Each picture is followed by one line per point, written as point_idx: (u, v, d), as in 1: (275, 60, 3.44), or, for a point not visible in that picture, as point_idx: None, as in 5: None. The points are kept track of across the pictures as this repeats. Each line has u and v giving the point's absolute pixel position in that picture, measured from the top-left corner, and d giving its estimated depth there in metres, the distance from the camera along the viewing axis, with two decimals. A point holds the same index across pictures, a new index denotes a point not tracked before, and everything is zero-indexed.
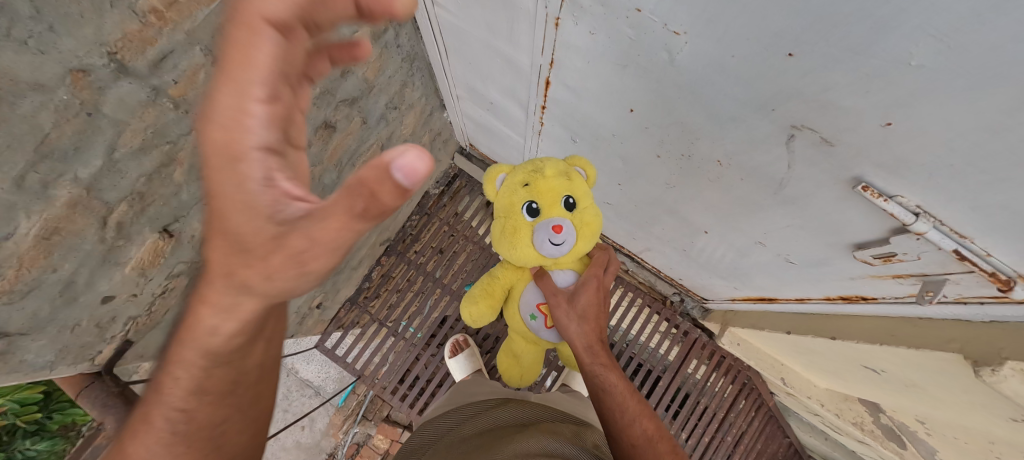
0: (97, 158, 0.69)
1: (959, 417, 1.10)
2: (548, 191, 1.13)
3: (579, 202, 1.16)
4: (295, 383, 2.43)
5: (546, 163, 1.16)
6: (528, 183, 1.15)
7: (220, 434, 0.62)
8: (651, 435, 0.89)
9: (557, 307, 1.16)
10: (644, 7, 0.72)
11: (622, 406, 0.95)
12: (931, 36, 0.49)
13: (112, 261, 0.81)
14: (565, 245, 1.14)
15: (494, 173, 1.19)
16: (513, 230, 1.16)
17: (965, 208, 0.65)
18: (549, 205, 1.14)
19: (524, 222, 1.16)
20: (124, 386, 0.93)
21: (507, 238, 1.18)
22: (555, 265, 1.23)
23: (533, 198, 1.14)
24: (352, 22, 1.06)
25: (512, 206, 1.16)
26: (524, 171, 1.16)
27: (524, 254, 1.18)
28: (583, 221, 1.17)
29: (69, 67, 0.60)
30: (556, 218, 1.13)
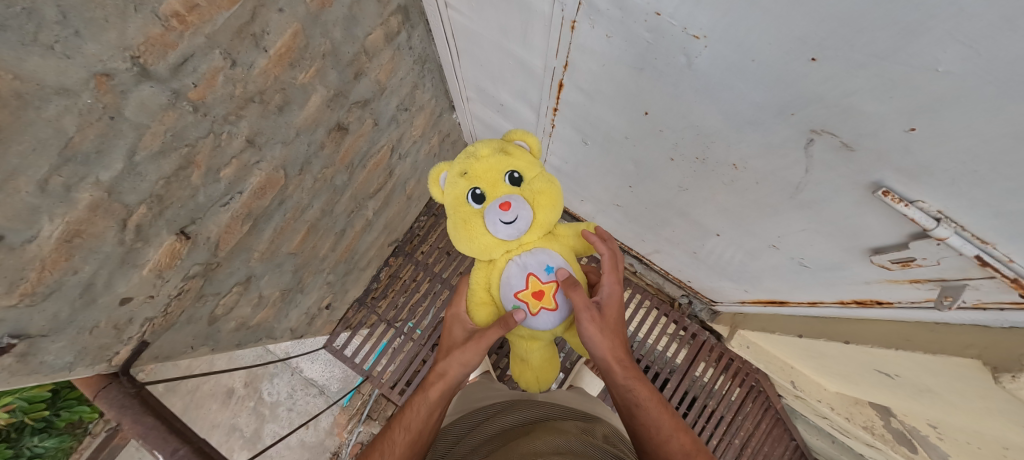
0: (118, 161, 0.69)
1: (975, 423, 1.09)
2: (485, 170, 0.98)
3: (527, 175, 1.01)
4: (301, 382, 2.57)
5: (477, 145, 1.02)
6: (465, 171, 1.00)
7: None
8: (690, 452, 0.85)
9: (587, 321, 0.95)
10: (663, 11, 0.72)
11: (659, 423, 0.88)
12: (960, 42, 0.49)
13: (130, 263, 0.81)
14: (521, 221, 0.97)
15: (434, 173, 1.05)
16: (462, 224, 1.00)
17: (988, 214, 0.64)
18: (491, 185, 0.98)
19: (473, 211, 0.99)
20: (141, 387, 0.87)
21: (460, 235, 1.01)
22: (522, 248, 1.05)
23: (474, 185, 0.99)
24: (366, 25, 1.06)
25: (454, 200, 1.01)
26: (458, 160, 1.01)
27: (484, 245, 1.01)
28: (535, 190, 1.00)
29: (93, 71, 0.60)
30: (500, 196, 0.97)
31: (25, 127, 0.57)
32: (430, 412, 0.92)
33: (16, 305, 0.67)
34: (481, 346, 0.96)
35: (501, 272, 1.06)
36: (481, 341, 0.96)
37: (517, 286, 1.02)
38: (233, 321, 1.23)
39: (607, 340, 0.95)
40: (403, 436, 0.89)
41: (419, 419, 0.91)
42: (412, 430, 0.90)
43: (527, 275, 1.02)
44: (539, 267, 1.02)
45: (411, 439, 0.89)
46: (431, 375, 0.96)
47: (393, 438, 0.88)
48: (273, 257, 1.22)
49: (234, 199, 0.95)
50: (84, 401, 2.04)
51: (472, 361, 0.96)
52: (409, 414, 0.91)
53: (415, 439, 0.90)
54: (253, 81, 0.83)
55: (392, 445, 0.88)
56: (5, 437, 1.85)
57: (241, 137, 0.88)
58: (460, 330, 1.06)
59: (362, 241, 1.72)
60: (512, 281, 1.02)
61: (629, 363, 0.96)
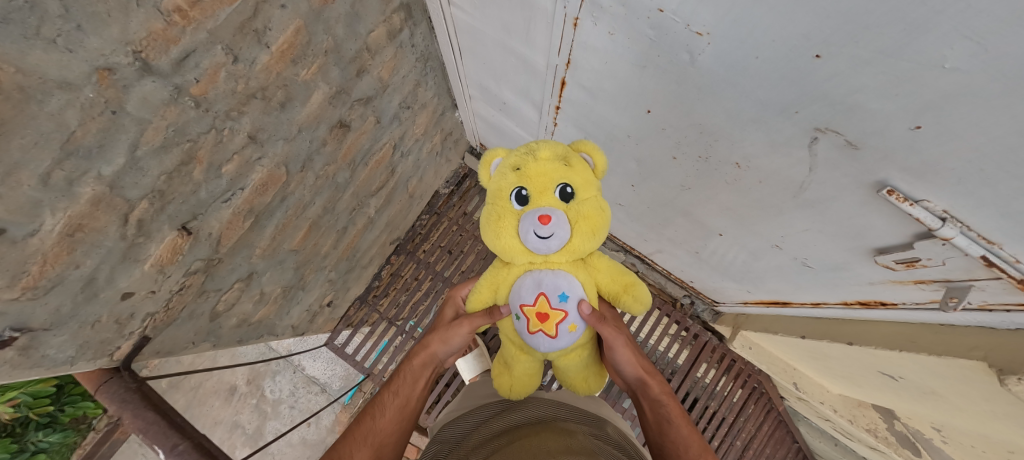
0: (120, 156, 0.69)
1: (980, 426, 1.08)
2: (538, 174, 0.89)
3: (579, 193, 0.91)
4: (303, 379, 2.59)
5: (540, 146, 0.93)
6: (519, 167, 0.91)
7: (384, 434, 0.89)
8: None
9: (619, 346, 0.96)
10: (666, 8, 0.72)
11: (688, 441, 0.90)
12: (967, 37, 0.48)
13: (132, 258, 0.81)
14: (556, 240, 0.87)
15: (488, 157, 0.98)
16: (493, 217, 0.93)
17: (994, 214, 0.63)
18: (539, 191, 0.89)
19: (510, 210, 0.91)
20: (141, 382, 0.88)
21: (489, 227, 0.93)
22: (546, 265, 0.95)
23: (521, 184, 0.91)
24: (369, 22, 1.06)
25: (496, 192, 0.93)
26: (516, 154, 0.94)
27: (509, 247, 0.93)
28: (581, 214, 0.90)
29: (95, 65, 0.61)
30: (543, 207, 0.88)
31: (27, 121, 0.57)
32: (417, 380, 0.97)
33: (18, 299, 0.67)
34: (466, 329, 0.99)
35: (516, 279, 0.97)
36: (467, 324, 1.00)
37: (526, 299, 0.93)
38: (235, 317, 1.23)
39: (636, 360, 0.98)
40: (392, 401, 0.93)
41: (407, 385, 0.95)
42: (400, 395, 0.94)
43: (539, 292, 0.92)
44: (554, 288, 0.92)
45: (400, 403, 0.93)
46: (416, 346, 1.01)
47: (382, 402, 0.92)
48: (275, 254, 1.23)
49: (236, 195, 0.95)
50: (87, 397, 2.06)
51: (457, 339, 1.00)
52: (397, 381, 0.95)
53: (404, 404, 0.93)
54: (254, 77, 0.83)
55: (383, 408, 0.91)
56: (9, 432, 1.87)
57: (243, 133, 0.88)
58: (450, 308, 1.08)
59: (364, 239, 1.72)
60: (522, 292, 0.93)
61: (658, 381, 0.98)
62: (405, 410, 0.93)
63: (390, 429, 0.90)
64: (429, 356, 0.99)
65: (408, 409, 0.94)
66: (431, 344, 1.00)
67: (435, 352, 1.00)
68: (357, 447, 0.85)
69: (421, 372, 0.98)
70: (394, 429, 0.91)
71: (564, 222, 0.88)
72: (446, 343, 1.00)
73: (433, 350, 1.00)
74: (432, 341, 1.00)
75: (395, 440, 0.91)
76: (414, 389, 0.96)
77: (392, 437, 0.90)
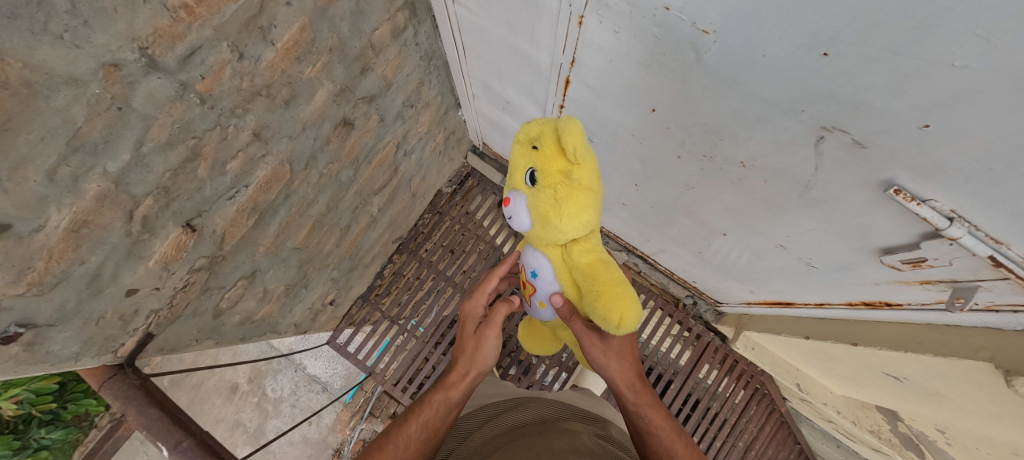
0: (125, 152, 0.69)
1: (986, 428, 1.08)
2: (515, 158, 0.93)
3: (541, 180, 0.88)
4: (304, 378, 2.58)
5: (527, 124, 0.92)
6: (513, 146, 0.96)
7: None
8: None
9: (588, 344, 0.97)
10: (672, 6, 0.72)
11: (672, 452, 0.90)
12: (978, 35, 0.48)
13: (137, 254, 0.82)
14: (516, 222, 0.95)
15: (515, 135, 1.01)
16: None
17: (1002, 213, 0.63)
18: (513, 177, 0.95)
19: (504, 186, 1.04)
20: (146, 378, 0.88)
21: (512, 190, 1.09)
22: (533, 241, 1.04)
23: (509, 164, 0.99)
24: (373, 20, 1.06)
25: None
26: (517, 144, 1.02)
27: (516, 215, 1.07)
28: (540, 206, 0.88)
29: (102, 61, 0.61)
30: (511, 190, 0.95)
31: (34, 116, 0.57)
32: (448, 409, 0.94)
33: (24, 295, 0.67)
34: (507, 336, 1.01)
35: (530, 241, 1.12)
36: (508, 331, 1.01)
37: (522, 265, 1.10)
38: (238, 314, 1.23)
39: (613, 364, 0.95)
40: (419, 432, 0.90)
41: (438, 417, 0.93)
42: (430, 427, 0.91)
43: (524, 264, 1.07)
44: (528, 264, 1.04)
45: (428, 436, 0.91)
46: (452, 375, 0.97)
47: (409, 433, 0.89)
48: (278, 251, 1.23)
49: (240, 193, 0.95)
50: (89, 394, 2.06)
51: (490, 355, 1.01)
52: (427, 411, 0.93)
53: (431, 437, 0.91)
54: (259, 75, 0.83)
55: (409, 439, 0.88)
56: (11, 429, 1.87)
57: (248, 130, 0.88)
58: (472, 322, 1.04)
59: (367, 237, 1.72)
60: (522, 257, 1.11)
61: (638, 389, 0.96)
62: (432, 439, 0.91)
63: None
64: (462, 384, 0.97)
65: (435, 437, 0.92)
66: (466, 371, 0.98)
67: (468, 378, 0.98)
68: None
69: (453, 400, 0.95)
70: None
71: (523, 207, 0.93)
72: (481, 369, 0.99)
73: (466, 377, 0.98)
74: (466, 367, 0.98)
75: None
76: (443, 417, 0.94)
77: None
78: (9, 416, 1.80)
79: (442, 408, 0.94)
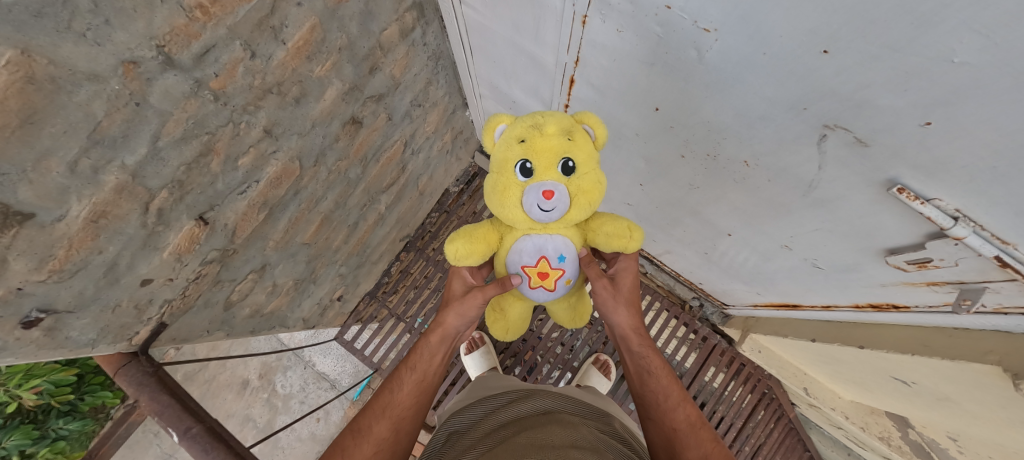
0: (142, 146, 0.72)
1: (996, 434, 1.07)
2: (544, 149, 0.90)
3: (581, 168, 0.92)
4: (314, 375, 2.62)
5: (546, 118, 0.92)
6: (524, 139, 0.91)
7: (402, 408, 0.92)
8: (694, 422, 0.92)
9: (600, 288, 1.05)
10: (673, 4, 0.73)
11: (668, 391, 0.97)
12: (975, 31, 0.49)
13: (152, 245, 0.85)
14: (557, 213, 0.91)
15: (492, 123, 0.96)
16: (494, 170, 0.96)
17: (1008, 212, 0.63)
18: (544, 166, 0.90)
19: (515, 181, 0.92)
20: (158, 366, 0.91)
21: (493, 197, 0.95)
22: (544, 231, 1.00)
23: (527, 157, 0.91)
24: (382, 20, 1.09)
25: (527, 131, 0.92)
26: (523, 124, 0.93)
27: (511, 217, 0.96)
28: (582, 188, 0.93)
29: (121, 58, 0.63)
30: (549, 181, 0.90)
31: (57, 110, 0.60)
32: (433, 355, 1.00)
33: (45, 282, 0.71)
34: (479, 299, 1.01)
35: (511, 245, 1.02)
36: (480, 294, 1.01)
37: (527, 261, 1.00)
38: (248, 307, 1.26)
39: (621, 310, 1.05)
40: (410, 375, 0.96)
41: (424, 361, 0.98)
42: (418, 370, 0.97)
43: (539, 256, 1.00)
44: (552, 252, 0.99)
45: (418, 378, 0.96)
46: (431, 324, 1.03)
47: (401, 377, 0.95)
48: (288, 246, 1.26)
49: (251, 188, 0.98)
50: (106, 386, 2.12)
51: (469, 314, 1.03)
52: (415, 357, 0.98)
53: (422, 379, 0.96)
54: (271, 73, 0.86)
55: (401, 382, 0.94)
56: (31, 419, 1.95)
57: (259, 127, 0.91)
58: (458, 284, 1.09)
59: (375, 234, 1.75)
60: (522, 256, 1.00)
61: (642, 333, 1.05)
62: (421, 386, 0.96)
63: (409, 402, 0.93)
64: (441, 331, 1.02)
65: (424, 384, 0.97)
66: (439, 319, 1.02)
67: (443, 326, 1.02)
68: (378, 420, 0.89)
69: (432, 347, 1.00)
70: (412, 403, 0.94)
71: (566, 196, 0.91)
72: (453, 318, 1.02)
73: (442, 325, 1.02)
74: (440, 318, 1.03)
75: (415, 421, 0.93)
76: (427, 364, 0.98)
77: (411, 410, 0.93)
78: (29, 407, 1.85)
79: (423, 354, 0.99)
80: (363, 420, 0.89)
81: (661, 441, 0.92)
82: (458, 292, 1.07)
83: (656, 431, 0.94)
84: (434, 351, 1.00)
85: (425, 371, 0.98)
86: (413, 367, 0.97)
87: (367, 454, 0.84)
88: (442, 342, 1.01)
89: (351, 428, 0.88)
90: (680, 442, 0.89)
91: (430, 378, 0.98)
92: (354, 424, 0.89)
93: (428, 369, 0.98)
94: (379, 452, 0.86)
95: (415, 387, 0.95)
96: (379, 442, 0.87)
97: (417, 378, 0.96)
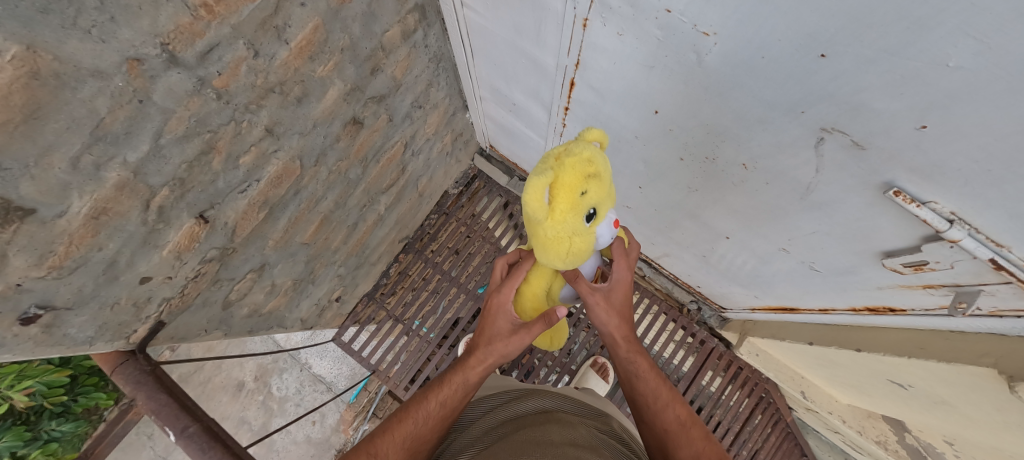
0: (144, 143, 0.73)
1: (993, 438, 1.07)
2: (602, 187, 0.86)
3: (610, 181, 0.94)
4: (310, 377, 2.61)
5: (587, 153, 0.84)
6: (585, 189, 0.84)
7: (419, 442, 0.90)
8: (685, 422, 0.93)
9: (594, 304, 1.00)
10: (674, 8, 0.73)
11: (657, 392, 0.97)
12: (969, 36, 0.49)
13: (152, 243, 0.85)
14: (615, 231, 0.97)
15: (536, 192, 0.79)
16: (555, 241, 0.87)
17: (1002, 215, 0.63)
18: (603, 202, 0.89)
19: (584, 232, 0.89)
20: (156, 365, 0.90)
21: (559, 257, 0.90)
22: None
23: (591, 204, 0.87)
24: (385, 22, 1.09)
25: (580, 183, 0.82)
26: (575, 175, 0.82)
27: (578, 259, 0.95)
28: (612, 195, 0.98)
29: (126, 56, 0.64)
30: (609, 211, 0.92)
31: (61, 106, 0.60)
32: (467, 392, 0.96)
33: (45, 277, 0.71)
34: (526, 339, 0.97)
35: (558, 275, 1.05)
36: (528, 334, 0.97)
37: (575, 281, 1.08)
38: (246, 307, 1.26)
39: (613, 321, 1.00)
40: (437, 409, 0.93)
41: (456, 398, 0.94)
42: (447, 406, 0.93)
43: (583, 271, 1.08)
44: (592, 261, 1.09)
45: (444, 414, 0.93)
46: (471, 359, 0.98)
47: (427, 410, 0.92)
48: (287, 246, 1.26)
49: (252, 187, 0.99)
50: (100, 387, 2.10)
51: (512, 352, 0.99)
52: (446, 391, 0.95)
53: (448, 415, 0.93)
54: (273, 72, 0.86)
55: (426, 415, 0.92)
56: (23, 420, 1.92)
57: (261, 126, 0.91)
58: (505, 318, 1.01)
59: (373, 235, 1.75)
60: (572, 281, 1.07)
61: (632, 339, 1.01)
62: (443, 422, 0.93)
63: (430, 435, 0.91)
64: (480, 368, 0.97)
65: (447, 419, 0.94)
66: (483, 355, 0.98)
67: (483, 365, 0.97)
68: (394, 448, 0.87)
69: (469, 383, 0.96)
70: (432, 437, 0.92)
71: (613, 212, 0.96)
72: (495, 360, 0.97)
73: (483, 364, 0.97)
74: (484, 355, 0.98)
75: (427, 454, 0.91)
76: (457, 401, 0.95)
77: (428, 444, 0.91)
78: (21, 407, 1.83)
79: (457, 389, 0.95)
80: (380, 445, 0.86)
81: (654, 441, 0.93)
82: (503, 328, 1.00)
83: (650, 433, 0.95)
84: (467, 389, 0.96)
85: (453, 407, 0.94)
86: (442, 402, 0.94)
87: None
88: (478, 380, 0.97)
89: (367, 450, 0.85)
90: (672, 443, 0.90)
91: (454, 415, 0.95)
92: (370, 447, 0.86)
93: (456, 406, 0.95)
94: None
95: (438, 422, 0.92)
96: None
97: (443, 414, 0.93)
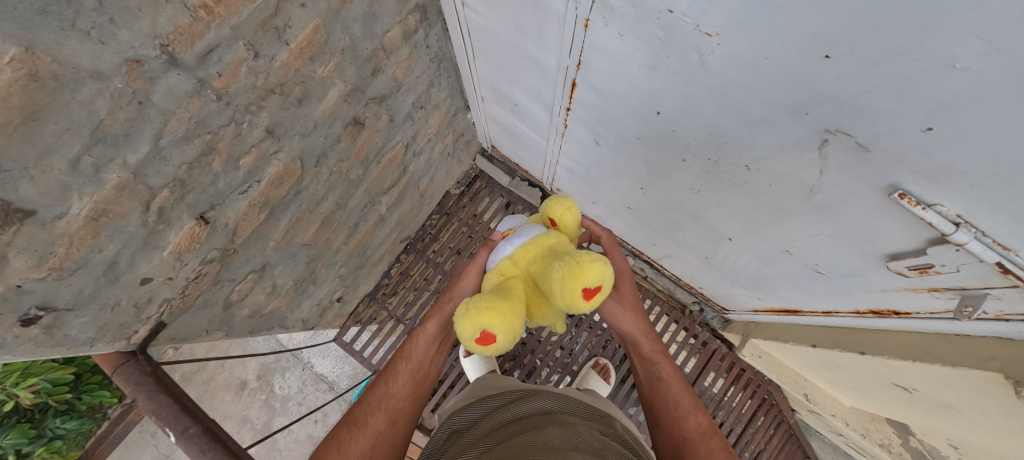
0: (144, 145, 0.72)
1: (998, 443, 1.06)
2: None
3: None
4: (312, 377, 2.61)
5: None
6: None
7: (395, 400, 0.96)
8: (705, 431, 0.95)
9: (604, 299, 0.96)
10: (676, 8, 0.73)
11: (678, 399, 0.98)
12: (977, 37, 0.49)
13: (152, 244, 0.85)
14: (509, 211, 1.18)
15: None
16: None
17: (1009, 219, 0.63)
18: None
19: None
20: (156, 366, 0.90)
21: None
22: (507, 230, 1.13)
23: None
24: (385, 22, 1.09)
25: None
26: None
27: None
28: None
29: (125, 57, 0.64)
30: None
31: (60, 108, 0.60)
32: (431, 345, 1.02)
33: (45, 279, 0.71)
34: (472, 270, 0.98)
35: None
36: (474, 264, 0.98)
37: None
38: (247, 307, 1.26)
39: (628, 318, 0.98)
40: (405, 366, 0.99)
41: (420, 350, 1.00)
42: (414, 360, 1.00)
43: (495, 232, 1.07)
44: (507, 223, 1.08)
45: (413, 368, 0.99)
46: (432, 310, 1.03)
47: (397, 368, 0.98)
48: (288, 247, 1.26)
49: (252, 188, 0.99)
50: (104, 386, 2.11)
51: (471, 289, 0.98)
52: (410, 347, 1.01)
53: (417, 369, 1.00)
54: (274, 73, 0.86)
55: (397, 373, 0.98)
56: (28, 417, 1.93)
57: (261, 127, 0.91)
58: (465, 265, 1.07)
59: (374, 236, 1.75)
60: None
61: (653, 337, 1.01)
62: (415, 378, 0.99)
63: (406, 393, 0.97)
64: (438, 317, 1.01)
65: (418, 376, 1.00)
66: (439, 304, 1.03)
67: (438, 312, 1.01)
68: (374, 412, 0.93)
69: (429, 335, 1.01)
70: (408, 393, 0.97)
71: None
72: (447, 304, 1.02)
73: (438, 312, 1.02)
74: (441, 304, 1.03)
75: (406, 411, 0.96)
76: (420, 353, 1.00)
77: (407, 401, 0.97)
78: (27, 405, 1.84)
79: (418, 342, 1.01)
80: (359, 412, 0.93)
81: (670, 446, 0.94)
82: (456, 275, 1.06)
83: (665, 438, 0.96)
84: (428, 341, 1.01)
85: (418, 362, 1.00)
86: (407, 359, 1.00)
87: (362, 446, 0.88)
88: (438, 330, 1.01)
89: (348, 421, 0.91)
90: (690, 450, 0.92)
91: (425, 370, 1.01)
92: (351, 416, 0.92)
93: (420, 359, 1.00)
94: (375, 445, 0.89)
95: (409, 378, 0.98)
96: (375, 435, 0.90)
97: (409, 368, 0.99)
